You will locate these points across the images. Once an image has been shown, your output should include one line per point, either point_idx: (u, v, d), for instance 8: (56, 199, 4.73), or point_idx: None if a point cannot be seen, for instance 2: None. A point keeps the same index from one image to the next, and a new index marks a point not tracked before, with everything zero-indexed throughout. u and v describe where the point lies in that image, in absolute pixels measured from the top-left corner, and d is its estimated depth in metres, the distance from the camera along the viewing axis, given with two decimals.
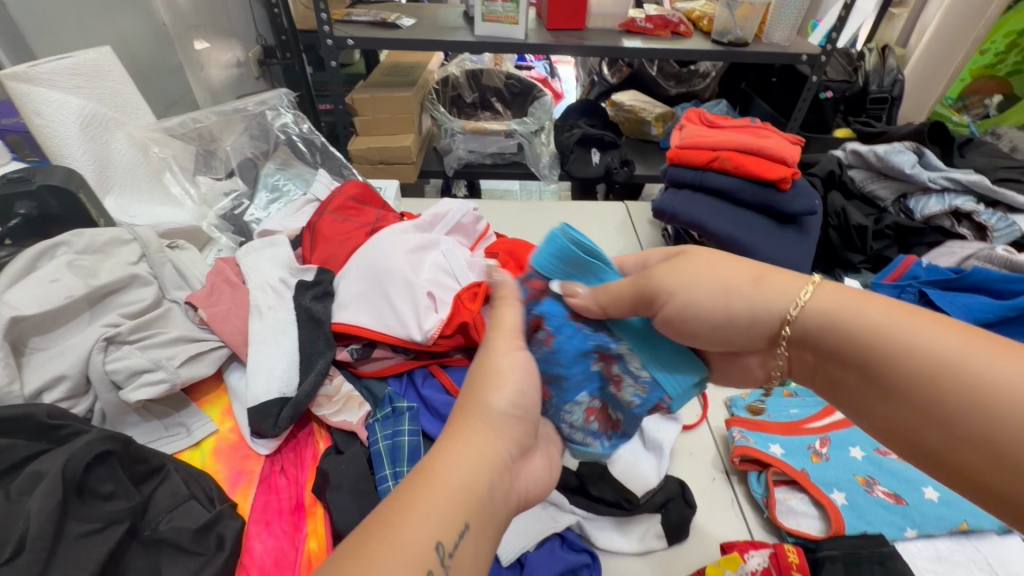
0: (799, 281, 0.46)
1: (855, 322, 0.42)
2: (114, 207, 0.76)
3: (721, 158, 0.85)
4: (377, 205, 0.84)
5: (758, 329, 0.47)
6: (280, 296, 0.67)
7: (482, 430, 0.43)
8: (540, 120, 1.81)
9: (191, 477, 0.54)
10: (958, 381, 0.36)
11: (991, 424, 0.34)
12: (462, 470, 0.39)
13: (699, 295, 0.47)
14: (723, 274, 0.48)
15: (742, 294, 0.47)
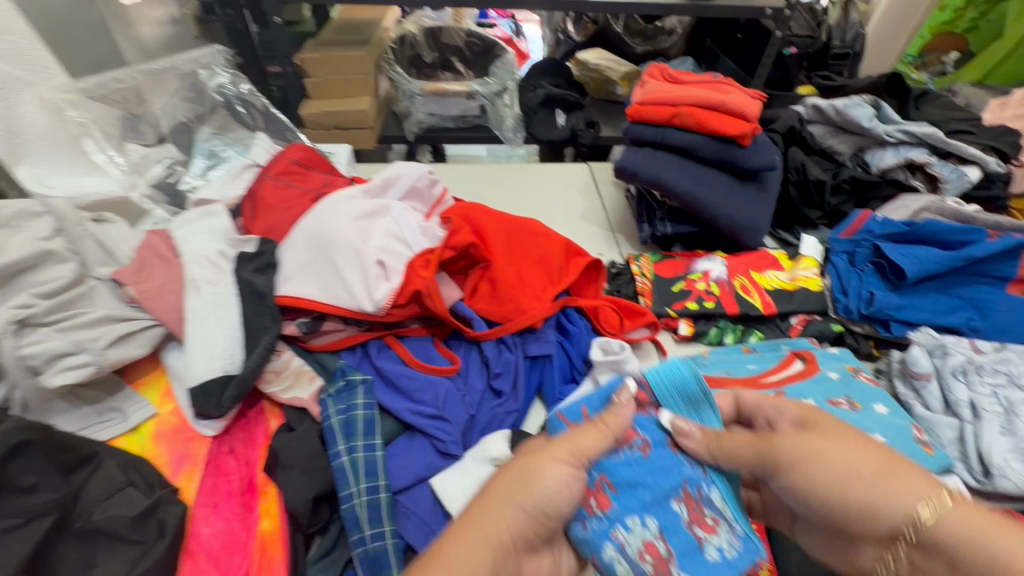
0: (923, 489, 0.41)
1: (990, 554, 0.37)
2: (28, 177, 0.70)
3: (682, 114, 0.83)
4: (324, 170, 0.79)
5: (876, 531, 0.42)
6: (219, 269, 0.62)
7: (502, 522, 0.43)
8: (503, 81, 1.75)
9: (128, 464, 0.51)
10: None
11: None
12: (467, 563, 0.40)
13: (826, 470, 0.44)
14: (856, 451, 0.44)
15: (876, 481, 0.42)
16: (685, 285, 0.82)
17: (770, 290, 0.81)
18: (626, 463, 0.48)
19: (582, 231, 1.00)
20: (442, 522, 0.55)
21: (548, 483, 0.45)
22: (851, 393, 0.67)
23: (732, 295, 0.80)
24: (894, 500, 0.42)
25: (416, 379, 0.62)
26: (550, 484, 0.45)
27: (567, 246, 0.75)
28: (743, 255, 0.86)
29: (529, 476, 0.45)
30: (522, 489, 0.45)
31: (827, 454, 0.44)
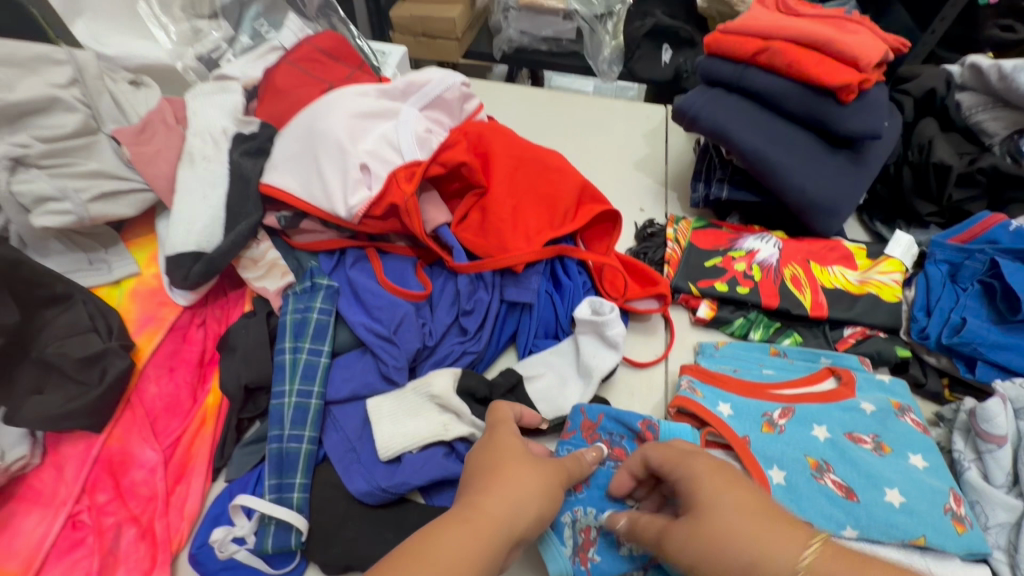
0: (797, 542, 0.37)
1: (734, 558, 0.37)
2: (85, 31, 0.75)
3: (772, 49, 0.66)
4: (352, 63, 0.74)
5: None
6: (217, 146, 0.62)
7: (506, 500, 0.40)
8: (608, 3, 1.53)
9: (98, 312, 0.54)
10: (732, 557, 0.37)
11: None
12: (475, 543, 0.37)
13: (715, 561, 0.38)
14: (728, 542, 0.38)
15: (738, 557, 0.37)
16: (721, 262, 0.69)
17: (829, 290, 0.66)
18: (606, 472, 0.51)
19: (630, 181, 0.88)
20: (365, 444, 0.53)
21: (533, 469, 0.43)
22: (881, 432, 0.54)
23: (776, 284, 0.66)
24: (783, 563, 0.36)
25: (379, 295, 0.59)
26: (529, 473, 0.42)
27: (583, 189, 0.65)
28: (807, 241, 0.70)
29: (515, 464, 0.43)
30: (522, 476, 0.42)
31: (705, 531, 0.39)
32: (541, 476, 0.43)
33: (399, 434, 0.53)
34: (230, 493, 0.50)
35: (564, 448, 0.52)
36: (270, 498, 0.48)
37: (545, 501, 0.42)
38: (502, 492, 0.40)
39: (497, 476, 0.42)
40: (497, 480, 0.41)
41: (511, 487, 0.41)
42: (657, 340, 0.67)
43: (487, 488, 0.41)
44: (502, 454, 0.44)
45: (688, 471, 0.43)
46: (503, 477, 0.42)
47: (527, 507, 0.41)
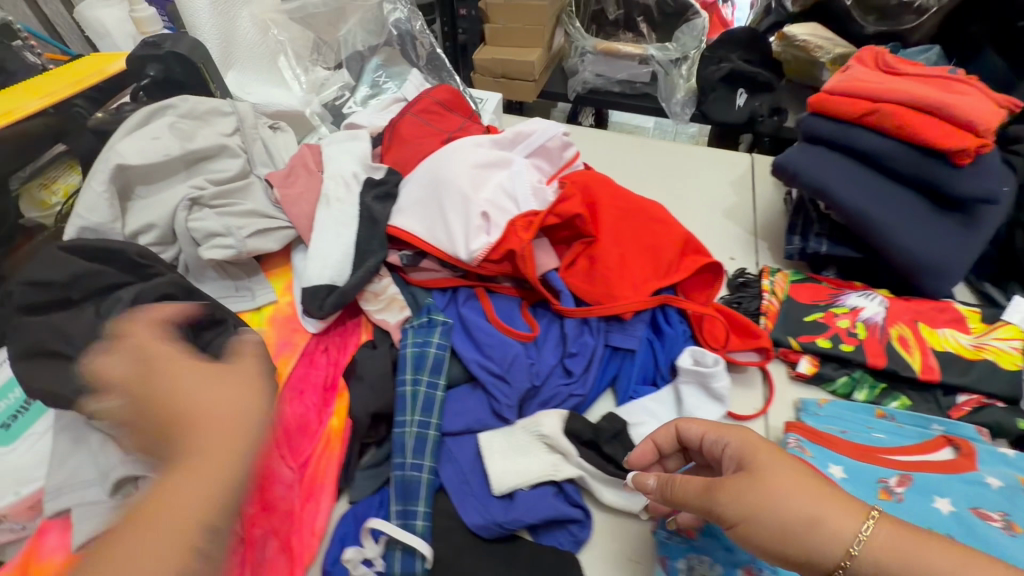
0: (853, 510, 0.41)
1: (790, 514, 0.40)
2: (234, 82, 0.84)
3: (881, 111, 0.66)
4: (464, 114, 0.80)
5: (802, 557, 0.40)
6: (349, 189, 0.68)
7: (220, 444, 0.42)
8: (684, 48, 1.60)
9: (247, 336, 0.59)
10: (786, 526, 0.40)
11: (805, 549, 0.40)
12: (199, 501, 0.38)
13: (770, 516, 0.41)
14: (795, 499, 0.41)
15: (799, 514, 0.40)
16: (823, 317, 0.69)
17: (940, 352, 0.64)
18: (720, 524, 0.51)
19: (718, 229, 0.89)
20: (478, 478, 0.56)
21: (237, 405, 0.44)
22: (1011, 511, 0.51)
23: (882, 344, 0.65)
24: (837, 530, 0.40)
25: (491, 334, 0.63)
26: (200, 395, 0.44)
27: (687, 241, 0.67)
28: (914, 301, 0.69)
29: (230, 401, 0.45)
30: (210, 415, 0.43)
31: (765, 489, 0.41)
32: (213, 393, 0.44)
33: (511, 470, 0.55)
34: (355, 513, 0.55)
35: None
36: (396, 523, 0.52)
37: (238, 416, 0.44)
38: (192, 432, 0.42)
39: (199, 420, 0.43)
40: (189, 422, 0.43)
41: (202, 429, 0.42)
42: (755, 394, 0.67)
43: (190, 441, 0.42)
44: (158, 377, 0.44)
45: (740, 437, 0.47)
46: (186, 418, 0.43)
47: (236, 443, 0.42)
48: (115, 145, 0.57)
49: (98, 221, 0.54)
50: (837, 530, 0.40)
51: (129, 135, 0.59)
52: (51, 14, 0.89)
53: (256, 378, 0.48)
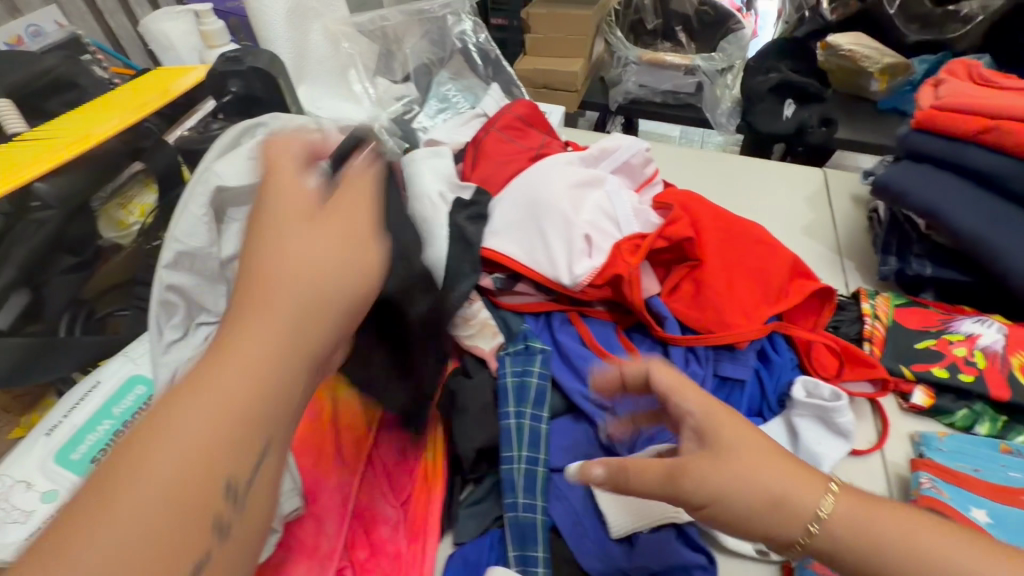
0: (814, 488, 0.39)
1: (755, 496, 0.39)
2: (305, 96, 0.83)
3: (1000, 129, 0.64)
4: (543, 130, 0.78)
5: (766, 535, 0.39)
6: (435, 209, 0.64)
7: (261, 342, 0.34)
8: (731, 58, 1.55)
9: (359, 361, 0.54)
10: (750, 508, 0.39)
11: (769, 530, 0.39)
12: (195, 435, 0.31)
13: (739, 500, 0.39)
14: (757, 483, 0.39)
15: (765, 496, 0.39)
16: (936, 345, 0.65)
17: None
18: None
19: (800, 249, 0.85)
20: (594, 521, 0.53)
21: (270, 250, 0.38)
22: None
23: (1005, 375, 0.61)
24: (798, 510, 0.38)
25: (594, 364, 0.59)
26: (294, 191, 0.41)
27: (794, 265, 0.64)
28: None
29: (268, 250, 0.38)
30: (314, 268, 0.37)
31: (727, 477, 0.39)
32: (297, 240, 0.38)
33: (629, 512, 0.52)
34: (465, 556, 0.52)
35: None
36: (515, 570, 0.49)
37: (276, 277, 0.37)
38: (253, 313, 0.35)
39: (261, 279, 0.37)
40: (260, 284, 0.36)
41: (259, 319, 0.35)
42: (868, 426, 0.63)
43: (250, 311, 0.35)
44: (278, 191, 0.41)
45: (701, 405, 0.43)
46: (271, 289, 0.36)
47: (272, 378, 0.34)
48: (213, 166, 0.55)
49: (197, 246, 0.52)
50: (797, 509, 0.38)
51: (224, 155, 0.57)
52: (116, 27, 0.89)
53: (363, 230, 0.41)
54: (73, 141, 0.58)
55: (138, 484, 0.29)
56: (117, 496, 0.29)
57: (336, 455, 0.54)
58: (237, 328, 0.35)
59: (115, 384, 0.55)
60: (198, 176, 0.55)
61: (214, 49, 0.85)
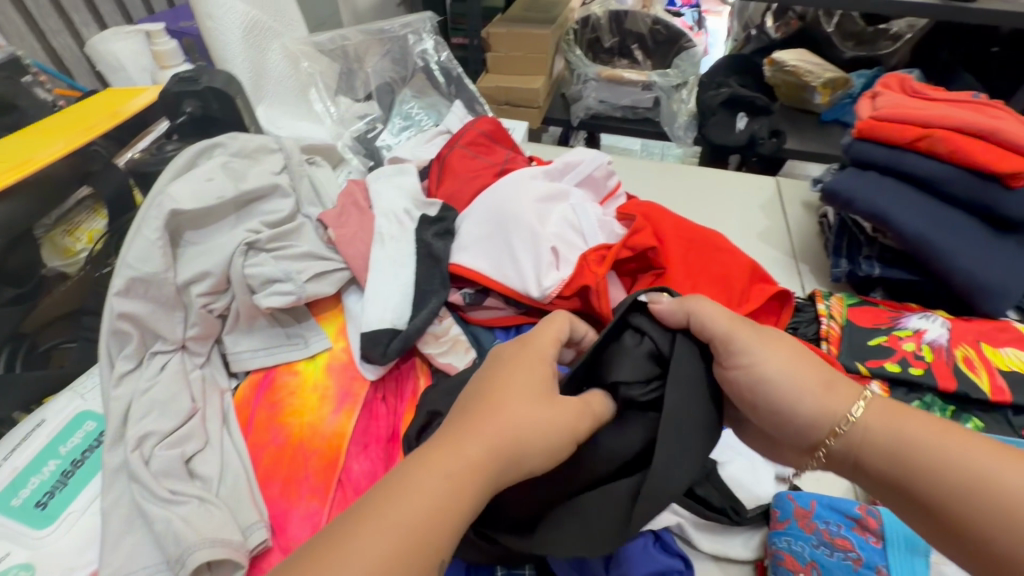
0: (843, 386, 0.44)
1: (789, 382, 0.44)
2: (265, 116, 0.81)
3: (934, 136, 0.68)
4: (507, 145, 0.79)
5: (799, 434, 0.44)
6: (403, 226, 0.65)
7: (473, 448, 0.36)
8: (684, 74, 1.60)
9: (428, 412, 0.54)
10: (795, 398, 0.43)
11: (800, 417, 0.43)
12: (430, 494, 0.34)
13: (774, 376, 0.43)
14: (789, 370, 0.44)
15: (812, 378, 0.44)
16: (888, 341, 0.68)
17: (1007, 373, 0.64)
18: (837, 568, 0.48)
19: (757, 253, 0.89)
20: None
21: (536, 392, 0.41)
22: None
23: (951, 366, 0.65)
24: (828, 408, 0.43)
25: None
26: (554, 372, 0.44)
27: (754, 270, 0.66)
28: (975, 321, 0.69)
29: (522, 403, 0.40)
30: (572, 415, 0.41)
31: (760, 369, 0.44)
32: (540, 402, 0.40)
33: None
34: None
35: (781, 539, 0.50)
36: None
37: (551, 423, 0.40)
38: (483, 422, 0.38)
39: (485, 406, 0.40)
40: (491, 406, 0.39)
41: (437, 475, 0.34)
42: None
43: (477, 418, 0.39)
44: (533, 359, 0.44)
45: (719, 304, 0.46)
46: (477, 448, 0.36)
47: (477, 476, 0.36)
48: (167, 189, 0.53)
49: (152, 271, 0.51)
50: (825, 405, 0.43)
51: (178, 178, 0.56)
52: (59, 47, 0.86)
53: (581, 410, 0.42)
54: (11, 169, 0.54)
55: (364, 544, 0.31)
56: (349, 548, 0.31)
57: (303, 485, 0.51)
58: (471, 419, 0.38)
59: (63, 421, 0.53)
60: (151, 200, 0.53)
61: (166, 69, 0.83)
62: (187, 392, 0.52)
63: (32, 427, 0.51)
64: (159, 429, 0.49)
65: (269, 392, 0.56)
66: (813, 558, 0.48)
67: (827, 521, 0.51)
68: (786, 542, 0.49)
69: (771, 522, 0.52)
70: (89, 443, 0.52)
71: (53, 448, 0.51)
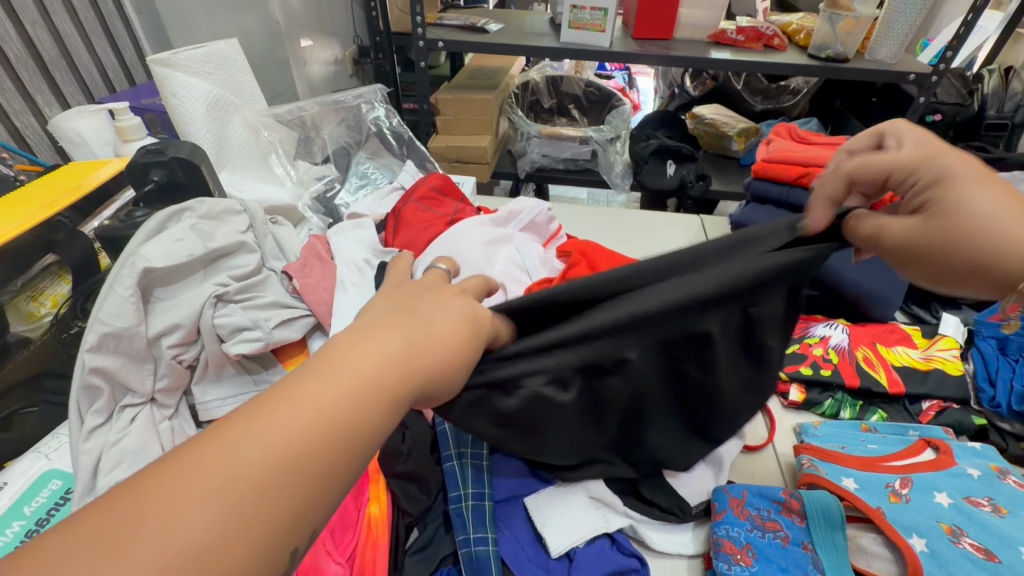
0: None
1: (981, 235, 0.38)
2: (227, 181, 0.86)
3: (812, 173, 0.82)
4: (456, 198, 0.88)
5: (986, 279, 0.39)
6: (363, 275, 0.71)
7: (325, 406, 0.28)
8: (617, 128, 1.74)
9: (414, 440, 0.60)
10: (989, 230, 0.38)
11: (984, 260, 0.38)
12: (348, 379, 0.30)
13: (974, 212, 0.39)
14: (1011, 216, 0.38)
15: (995, 231, 0.38)
16: (800, 348, 0.79)
17: (898, 367, 0.76)
18: (769, 546, 0.54)
19: None
20: (533, 544, 0.56)
21: (401, 336, 0.33)
22: (994, 495, 0.59)
23: (853, 366, 0.76)
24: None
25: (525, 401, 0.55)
26: (440, 328, 0.36)
27: None
28: (868, 325, 0.82)
29: (369, 350, 0.32)
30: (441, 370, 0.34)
31: (967, 195, 0.39)
32: (391, 347, 0.32)
33: (564, 529, 0.56)
34: None
35: (719, 528, 0.56)
36: None
37: (383, 375, 0.31)
38: (368, 345, 0.32)
39: (327, 358, 0.31)
40: (327, 369, 0.30)
41: (358, 352, 0.31)
42: (758, 425, 0.73)
43: (307, 376, 0.29)
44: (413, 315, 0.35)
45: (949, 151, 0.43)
46: (392, 326, 0.34)
47: (356, 423, 0.29)
48: (138, 249, 0.57)
49: (124, 326, 0.53)
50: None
51: (149, 239, 0.60)
52: (23, 127, 0.90)
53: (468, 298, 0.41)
54: None
55: (171, 493, 0.24)
56: (135, 522, 0.23)
57: None
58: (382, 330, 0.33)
59: (27, 482, 0.53)
60: (123, 260, 0.56)
61: (130, 142, 0.88)
62: (157, 442, 0.54)
63: None
64: None
65: None
66: (747, 541, 0.54)
67: (760, 509, 0.57)
68: (725, 529, 0.55)
69: (712, 515, 0.58)
70: (55, 500, 0.53)
71: (18, 509, 0.51)
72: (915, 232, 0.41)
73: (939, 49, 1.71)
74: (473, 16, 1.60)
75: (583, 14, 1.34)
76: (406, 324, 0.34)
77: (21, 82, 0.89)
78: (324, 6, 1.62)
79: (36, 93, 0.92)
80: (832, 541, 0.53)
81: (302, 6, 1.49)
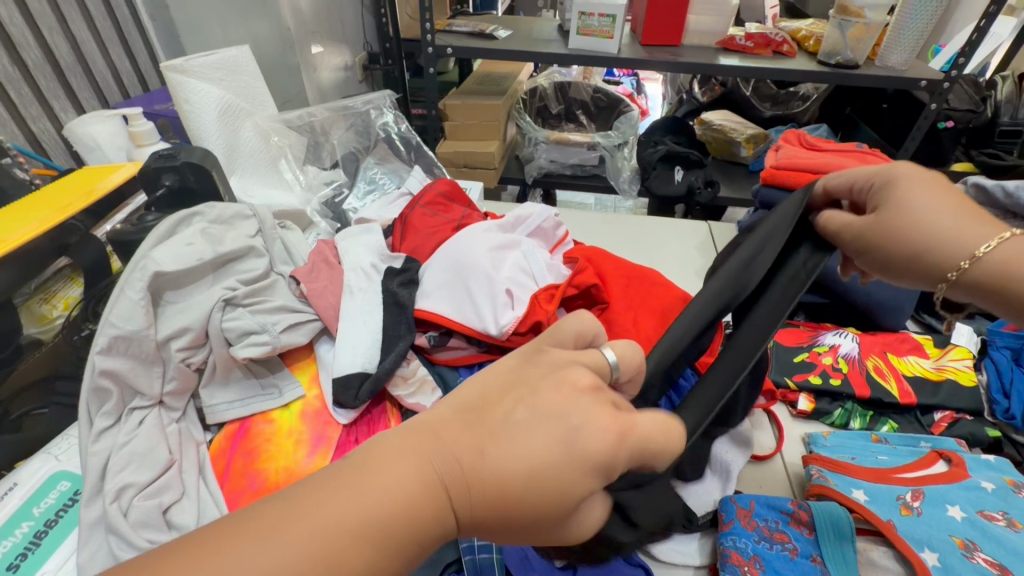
0: (995, 230, 0.43)
1: (916, 232, 0.45)
2: (237, 186, 0.87)
3: (821, 180, 0.81)
4: (463, 203, 0.88)
5: (920, 269, 0.45)
6: (370, 279, 0.71)
7: (355, 521, 0.25)
8: (625, 134, 1.74)
9: None
10: (921, 224, 0.45)
11: (915, 248, 0.45)
12: (382, 491, 0.26)
13: (906, 209, 0.46)
14: (936, 208, 0.45)
15: (931, 226, 0.44)
16: (809, 356, 0.78)
17: (910, 377, 0.75)
18: (778, 558, 0.53)
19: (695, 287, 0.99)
20: (537, 552, 0.56)
21: (458, 447, 0.28)
22: (1009, 509, 0.57)
23: (863, 375, 0.75)
24: (946, 256, 0.44)
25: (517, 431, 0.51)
26: (519, 436, 0.29)
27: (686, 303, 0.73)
28: (880, 335, 0.81)
29: (410, 468, 0.27)
30: (518, 498, 0.28)
31: (908, 194, 0.46)
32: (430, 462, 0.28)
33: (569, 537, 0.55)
34: None
35: (726, 539, 0.55)
36: None
37: (420, 499, 0.27)
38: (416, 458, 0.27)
39: (366, 463, 0.27)
40: (358, 477, 0.27)
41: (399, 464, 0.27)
42: (767, 435, 0.72)
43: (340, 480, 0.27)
44: (491, 424, 0.29)
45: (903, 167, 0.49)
46: (448, 433, 0.29)
47: (375, 545, 0.25)
48: (149, 253, 0.58)
49: (133, 329, 0.54)
50: (959, 239, 0.43)
51: (159, 244, 0.60)
52: (39, 131, 0.91)
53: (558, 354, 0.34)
54: None
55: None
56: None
57: None
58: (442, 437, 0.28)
59: (37, 482, 0.54)
60: (134, 263, 0.57)
61: (143, 147, 0.89)
62: (165, 445, 0.55)
63: (5, 490, 0.52)
64: (137, 481, 0.51)
65: (244, 441, 0.59)
66: (755, 553, 0.53)
67: (769, 521, 0.56)
68: (732, 540, 0.54)
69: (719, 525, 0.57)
70: (63, 502, 0.53)
71: (27, 510, 0.52)
72: (869, 228, 0.47)
73: (951, 56, 1.70)
74: (482, 23, 1.61)
75: (591, 21, 1.35)
76: (471, 429, 0.29)
77: (38, 88, 0.91)
78: (335, 13, 1.64)
79: (52, 98, 0.93)
80: (841, 553, 0.52)
81: (313, 13, 1.51)
